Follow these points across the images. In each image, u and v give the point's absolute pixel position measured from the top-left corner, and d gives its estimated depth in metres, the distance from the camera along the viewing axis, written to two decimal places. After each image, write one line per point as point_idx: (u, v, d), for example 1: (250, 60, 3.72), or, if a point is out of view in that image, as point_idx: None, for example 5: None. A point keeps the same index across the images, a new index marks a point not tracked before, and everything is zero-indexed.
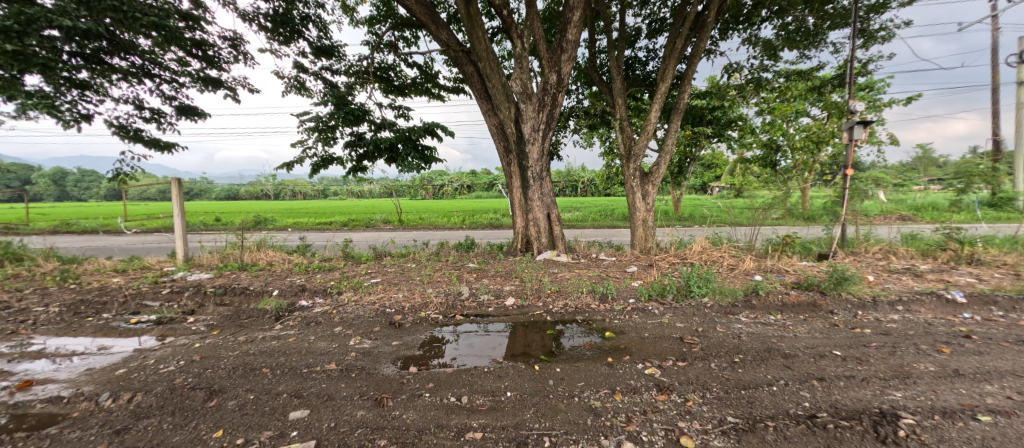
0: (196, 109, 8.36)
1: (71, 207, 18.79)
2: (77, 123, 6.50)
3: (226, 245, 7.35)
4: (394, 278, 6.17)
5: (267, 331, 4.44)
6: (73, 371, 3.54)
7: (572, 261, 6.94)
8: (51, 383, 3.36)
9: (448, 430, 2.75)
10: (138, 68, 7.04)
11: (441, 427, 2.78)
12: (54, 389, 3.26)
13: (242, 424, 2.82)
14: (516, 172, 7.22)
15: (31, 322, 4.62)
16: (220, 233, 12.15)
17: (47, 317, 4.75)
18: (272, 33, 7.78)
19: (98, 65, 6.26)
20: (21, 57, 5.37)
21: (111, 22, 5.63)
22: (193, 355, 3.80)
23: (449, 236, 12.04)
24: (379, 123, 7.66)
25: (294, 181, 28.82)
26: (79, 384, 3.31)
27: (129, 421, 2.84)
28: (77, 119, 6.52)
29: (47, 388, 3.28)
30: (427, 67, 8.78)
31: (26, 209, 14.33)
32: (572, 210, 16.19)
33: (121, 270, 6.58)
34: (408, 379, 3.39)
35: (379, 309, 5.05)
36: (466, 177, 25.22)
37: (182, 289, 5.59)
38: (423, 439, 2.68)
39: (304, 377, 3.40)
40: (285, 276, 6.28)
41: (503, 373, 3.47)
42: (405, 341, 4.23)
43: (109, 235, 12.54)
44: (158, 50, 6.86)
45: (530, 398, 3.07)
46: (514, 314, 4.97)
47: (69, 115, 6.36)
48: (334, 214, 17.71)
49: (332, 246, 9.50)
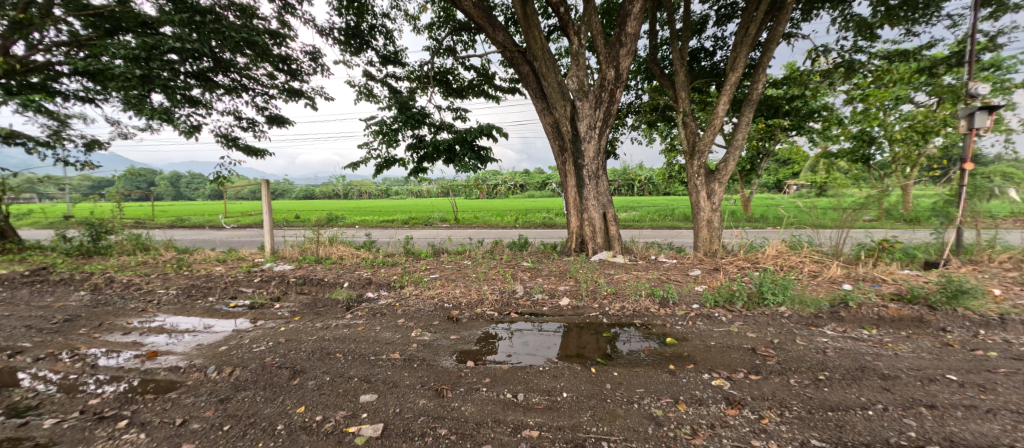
0: (283, 118, 9.10)
1: (183, 205, 21.49)
2: (191, 134, 7.27)
3: (305, 240, 7.94)
4: (451, 274, 6.31)
5: (340, 320, 4.71)
6: (188, 345, 3.98)
7: (630, 263, 6.70)
8: (171, 354, 3.79)
9: (505, 426, 2.74)
10: (237, 83, 7.81)
11: (498, 421, 2.78)
12: (173, 359, 3.68)
13: (320, 402, 3.00)
14: (571, 171, 7.10)
15: (156, 301, 5.28)
16: (299, 230, 13.20)
17: (167, 298, 5.40)
18: (344, 45, 8.29)
19: (207, 83, 7.07)
20: (148, 79, 6.29)
21: (216, 43, 6.51)
22: (280, 337, 4.11)
23: (504, 235, 12.14)
24: (438, 125, 7.88)
25: (360, 182, 30.64)
26: (192, 357, 3.70)
27: (230, 392, 3.13)
28: (191, 130, 7.29)
29: (169, 358, 3.71)
30: (483, 69, 8.91)
31: (152, 207, 16.64)
32: (630, 209, 15.73)
33: (221, 260, 7.32)
34: (466, 373, 3.42)
35: (438, 304, 5.18)
36: (519, 176, 25.23)
37: (271, 279, 6.09)
38: (481, 432, 2.69)
39: (372, 364, 3.55)
40: (353, 269, 6.64)
41: (559, 373, 3.39)
42: (462, 335, 4.29)
43: (212, 229, 14.14)
44: (251, 66, 7.57)
45: (587, 401, 2.97)
46: (569, 314, 4.88)
47: (184, 126, 7.13)
48: (396, 213, 18.59)
49: (395, 243, 9.94)
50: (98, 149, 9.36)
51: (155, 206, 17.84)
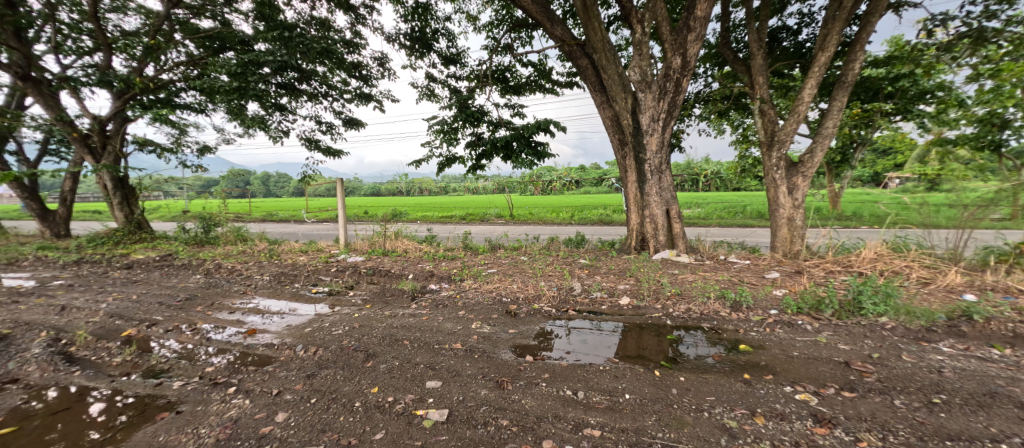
0: (356, 121, 9.68)
1: (271, 202, 23.71)
2: (281, 138, 7.98)
3: (374, 233, 8.40)
4: (509, 269, 6.36)
5: (406, 309, 4.93)
6: (280, 325, 4.38)
7: (696, 263, 6.34)
8: (267, 332, 4.20)
9: (566, 422, 2.73)
10: (318, 90, 8.45)
11: (559, 418, 2.78)
12: (268, 337, 4.07)
13: (391, 384, 3.19)
14: (633, 167, 6.85)
15: (253, 285, 5.89)
16: (369, 224, 14.01)
17: (262, 283, 5.99)
18: (410, 49, 8.68)
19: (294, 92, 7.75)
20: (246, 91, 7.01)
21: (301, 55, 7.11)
22: (354, 322, 4.40)
23: (561, 232, 12.03)
24: (496, 122, 7.96)
25: (421, 179, 31.89)
26: (283, 336, 4.08)
27: (315, 369, 3.41)
28: (281, 135, 8.00)
29: (265, 335, 4.11)
30: (541, 64, 8.86)
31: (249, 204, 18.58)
32: (694, 206, 14.90)
33: (304, 250, 7.97)
34: (526, 366, 3.43)
35: (497, 298, 5.25)
36: (575, 172, 24.94)
37: (345, 268, 6.52)
38: (542, 426, 2.71)
39: (436, 352, 3.70)
40: (417, 262, 6.92)
41: (620, 374, 3.29)
42: (521, 330, 4.31)
43: (296, 223, 15.45)
44: (328, 74, 8.15)
45: (652, 405, 2.86)
46: (629, 314, 4.71)
47: (275, 131, 7.84)
48: (455, 209, 19.13)
49: (454, 238, 10.22)
50: (207, 154, 10.61)
51: (251, 202, 19.91)
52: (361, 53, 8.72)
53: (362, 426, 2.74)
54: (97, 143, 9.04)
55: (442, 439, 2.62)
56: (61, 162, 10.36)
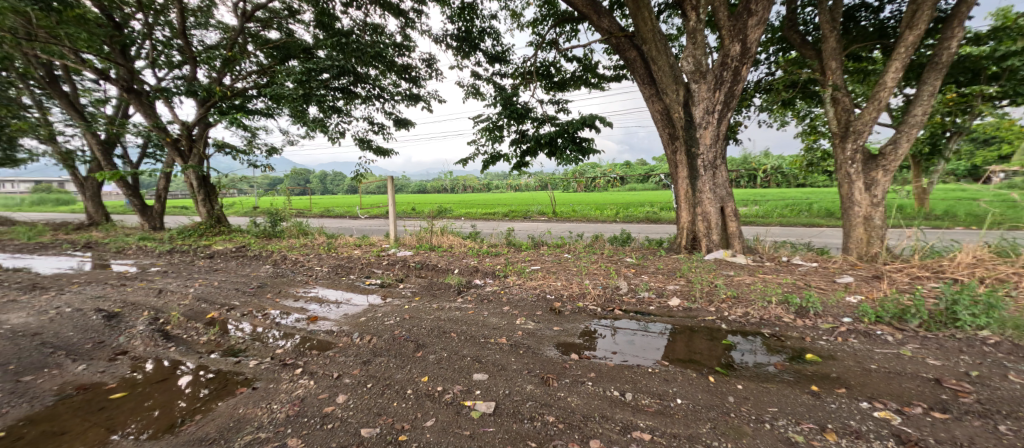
0: (406, 121, 9.96)
1: (328, 199, 25.03)
2: (337, 139, 8.37)
3: (421, 229, 8.60)
4: (552, 266, 6.28)
5: (452, 302, 5.00)
6: (338, 313, 4.63)
7: (753, 264, 5.92)
8: (327, 320, 4.44)
9: (614, 423, 2.68)
10: (371, 93, 8.78)
11: (607, 418, 2.72)
12: (328, 324, 4.31)
13: (440, 374, 3.29)
14: (684, 163, 6.52)
15: (314, 276, 6.22)
16: (417, 220, 14.40)
17: (322, 273, 6.32)
18: (456, 49, 8.79)
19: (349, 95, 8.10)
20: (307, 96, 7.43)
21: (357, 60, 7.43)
22: (404, 314, 4.54)
23: (606, 229, 11.73)
24: (540, 119, 7.88)
25: (466, 177, 32.37)
26: (341, 324, 4.31)
27: (370, 356, 3.59)
28: (337, 136, 8.39)
29: (326, 323, 4.37)
30: (586, 59, 8.66)
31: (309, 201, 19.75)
32: (752, 204, 13.99)
33: (357, 244, 8.31)
34: (570, 365, 3.40)
35: (541, 294, 5.19)
36: (619, 168, 24.30)
37: (395, 262, 6.72)
38: (588, 425, 2.67)
39: (482, 345, 3.77)
40: (462, 258, 7.00)
41: (670, 377, 3.16)
42: (565, 327, 4.24)
43: (349, 219, 16.20)
44: (380, 77, 8.44)
45: (706, 412, 2.72)
46: (679, 316, 4.49)
47: (333, 133, 8.24)
48: (499, 206, 19.23)
49: (498, 235, 10.25)
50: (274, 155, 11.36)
51: (311, 199, 21.15)
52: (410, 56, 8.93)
53: (413, 413, 2.83)
54: (185, 146, 9.92)
55: (490, 431, 2.65)
56: (156, 164, 11.47)
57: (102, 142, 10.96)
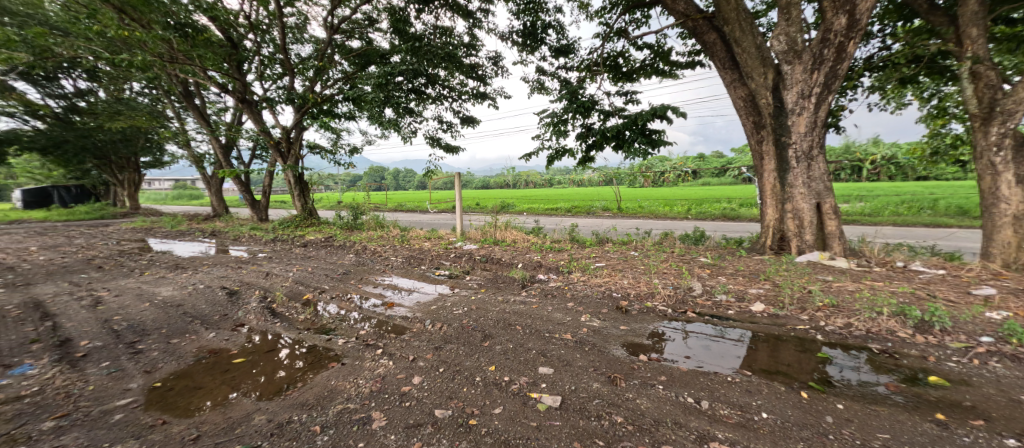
0: (473, 119, 10.03)
1: (398, 194, 26.25)
2: (410, 137, 8.62)
3: (485, 224, 8.62)
4: (618, 264, 5.94)
5: (516, 296, 4.89)
6: (412, 300, 4.82)
7: (859, 270, 5.10)
8: (402, 306, 4.65)
9: (689, 431, 2.52)
10: (442, 93, 8.94)
11: (679, 425, 2.58)
12: (403, 311, 4.51)
13: (507, 365, 3.31)
14: (773, 154, 5.83)
15: (390, 265, 6.46)
16: (482, 215, 14.55)
17: (398, 263, 6.55)
18: (521, 45, 8.65)
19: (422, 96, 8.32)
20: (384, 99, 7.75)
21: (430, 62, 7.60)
22: (471, 304, 4.57)
23: (676, 226, 10.98)
24: (607, 111, 7.49)
25: (528, 172, 32.27)
26: (415, 310, 4.50)
27: (441, 342, 3.71)
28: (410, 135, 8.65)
29: (401, 309, 4.57)
30: (658, 46, 8.11)
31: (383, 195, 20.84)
32: (855, 201, 12.32)
33: (426, 237, 8.53)
34: (639, 365, 3.26)
35: (606, 292, 4.90)
36: (692, 162, 22.86)
37: (462, 255, 6.76)
38: (660, 430, 2.54)
39: (546, 340, 3.72)
40: (524, 252, 6.87)
41: (753, 388, 2.91)
42: (632, 327, 4.00)
43: (418, 213, 16.80)
44: (448, 77, 8.56)
45: (797, 431, 2.48)
46: (763, 323, 4.00)
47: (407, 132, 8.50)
48: (562, 201, 18.88)
49: (561, 230, 9.99)
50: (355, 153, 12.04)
51: (386, 195, 22.33)
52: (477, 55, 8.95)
53: (482, 399, 2.89)
54: (284, 148, 10.82)
55: (556, 424, 2.62)
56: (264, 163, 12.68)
57: (223, 146, 12.35)
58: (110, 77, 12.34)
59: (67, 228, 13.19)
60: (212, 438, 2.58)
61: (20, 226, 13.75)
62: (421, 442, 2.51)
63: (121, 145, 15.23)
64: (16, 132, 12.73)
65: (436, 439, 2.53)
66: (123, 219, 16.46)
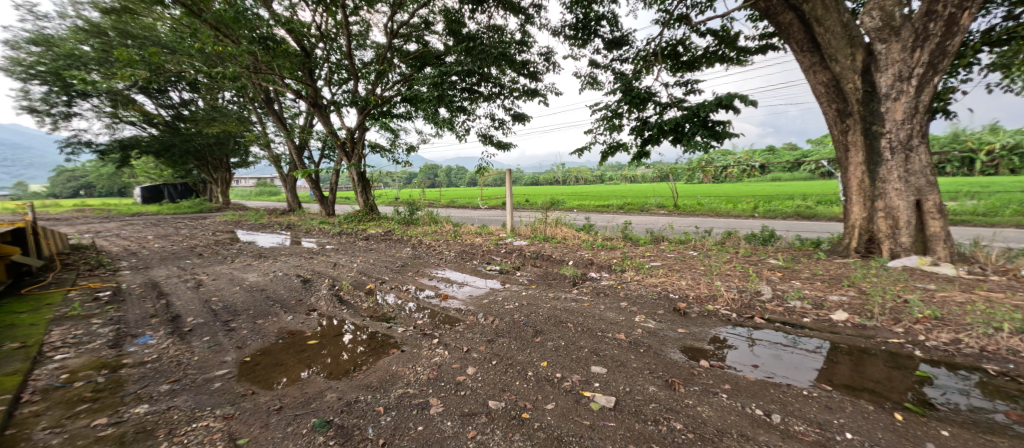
0: (524, 116, 9.90)
1: (451, 191, 26.75)
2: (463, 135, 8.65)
3: (535, 220, 8.45)
4: (675, 264, 5.54)
5: (567, 293, 4.69)
6: (465, 293, 4.77)
7: (972, 279, 4.35)
8: (455, 299, 4.61)
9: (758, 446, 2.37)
10: (494, 92, 8.90)
11: (746, 438, 2.43)
12: (456, 303, 4.46)
13: (560, 362, 3.21)
14: (861, 145, 5.11)
15: (443, 259, 6.50)
16: (533, 211, 14.38)
17: (450, 257, 6.57)
18: (573, 39, 8.34)
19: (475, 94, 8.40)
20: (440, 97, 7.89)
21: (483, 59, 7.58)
22: (522, 300, 4.43)
23: (742, 225, 10.18)
24: (664, 103, 7.03)
25: (578, 168, 31.64)
26: (467, 303, 4.44)
27: (494, 335, 3.65)
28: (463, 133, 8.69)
29: (454, 301, 4.53)
30: (723, 31, 7.50)
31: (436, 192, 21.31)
32: (960, 199, 10.76)
33: (477, 233, 8.52)
34: (700, 371, 3.05)
35: (662, 293, 4.56)
36: (760, 155, 21.23)
37: (512, 251, 6.65)
38: (723, 442, 2.40)
39: (599, 339, 3.54)
40: (575, 249, 6.62)
41: (834, 405, 2.65)
42: (691, 331, 3.70)
43: (469, 209, 16.95)
44: (500, 75, 8.49)
45: None
46: (846, 334, 3.53)
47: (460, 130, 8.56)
48: (614, 198, 18.26)
49: (613, 227, 9.59)
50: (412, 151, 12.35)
51: (439, 191, 22.78)
52: (529, 51, 8.77)
53: (534, 394, 2.85)
54: (349, 148, 11.45)
55: (610, 425, 2.55)
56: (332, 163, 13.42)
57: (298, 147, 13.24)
58: (206, 88, 13.67)
59: (173, 220, 14.89)
60: (291, 411, 2.72)
61: (138, 218, 15.77)
62: (477, 432, 2.52)
63: (216, 148, 17.19)
64: (137, 138, 15.52)
65: (490, 430, 2.54)
66: (216, 213, 18.27)
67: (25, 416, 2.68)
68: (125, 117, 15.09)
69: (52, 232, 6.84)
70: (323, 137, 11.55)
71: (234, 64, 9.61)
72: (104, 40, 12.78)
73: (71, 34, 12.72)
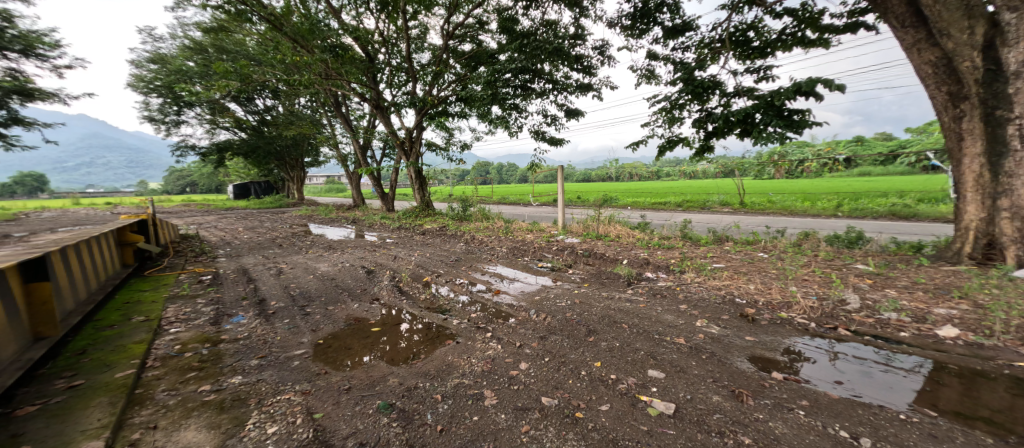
0: (577, 110, 9.58)
1: (503, 188, 26.82)
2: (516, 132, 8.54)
3: (587, 218, 8.12)
4: (742, 267, 5.02)
5: (621, 293, 4.38)
6: (517, 289, 4.62)
7: None
8: (507, 294, 4.48)
9: None
10: (547, 88, 8.68)
11: None
12: (508, 298, 4.32)
13: (615, 363, 2.96)
14: (980, 133, 4.29)
15: (495, 255, 6.40)
16: (585, 209, 13.96)
17: (501, 254, 6.45)
18: (630, 29, 7.86)
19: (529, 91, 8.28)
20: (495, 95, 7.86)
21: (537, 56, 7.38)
22: (574, 298, 4.20)
23: (821, 225, 9.16)
24: (731, 93, 6.43)
25: (633, 164, 30.50)
26: (518, 299, 4.28)
27: (546, 332, 3.46)
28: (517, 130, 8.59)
29: (506, 296, 4.39)
30: (803, 10, 6.71)
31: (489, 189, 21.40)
32: None
33: (527, 230, 8.34)
34: (771, 383, 2.69)
35: (728, 297, 4.12)
36: (844, 148, 19.17)
37: (563, 248, 6.41)
38: None
39: (657, 342, 3.23)
40: (629, 248, 6.24)
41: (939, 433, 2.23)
42: (762, 340, 3.29)
43: (521, 206, 16.82)
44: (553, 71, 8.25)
45: None
46: (958, 355, 2.97)
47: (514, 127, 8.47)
48: (672, 195, 17.32)
49: (671, 226, 9.00)
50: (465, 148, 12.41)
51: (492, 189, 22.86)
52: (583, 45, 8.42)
53: (588, 394, 2.64)
54: (408, 147, 11.76)
55: (670, 433, 2.29)
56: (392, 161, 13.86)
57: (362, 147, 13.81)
58: (285, 94, 14.69)
59: (258, 214, 16.24)
60: (359, 392, 2.71)
61: (230, 212, 17.39)
62: (530, 427, 2.36)
63: (292, 150, 18.52)
64: (230, 141, 17.07)
65: (543, 425, 2.37)
66: (292, 208, 19.69)
67: (147, 379, 2.89)
68: (221, 123, 16.73)
69: (168, 222, 7.61)
70: (385, 137, 11.98)
71: (309, 72, 10.19)
72: (205, 56, 14.30)
73: (180, 52, 14.29)
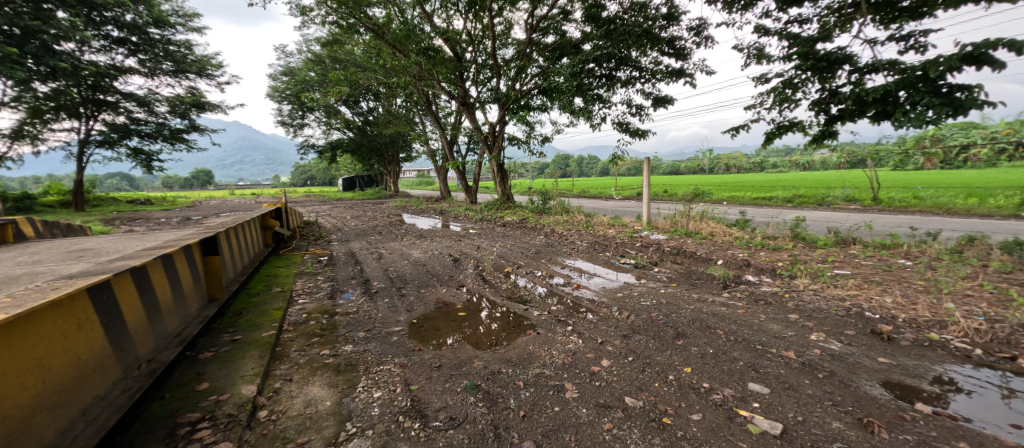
0: (666, 98, 8.78)
1: (585, 181, 26.10)
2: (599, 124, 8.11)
3: (675, 213, 7.38)
4: (874, 275, 4.10)
5: (716, 296, 3.80)
6: (598, 285, 4.26)
7: None
8: (587, 289, 4.14)
9: None
10: (635, 76, 8.06)
11: None
12: (588, 294, 3.99)
13: (708, 371, 2.51)
14: None
15: (575, 249, 6.06)
16: (674, 204, 12.89)
17: (581, 248, 6.10)
18: (733, 3, 6.90)
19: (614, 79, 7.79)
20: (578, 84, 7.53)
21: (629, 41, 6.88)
22: (661, 298, 3.73)
23: (988, 229, 7.31)
24: (864, 67, 5.29)
25: (731, 154, 27.71)
26: (599, 295, 3.93)
27: (630, 331, 3.08)
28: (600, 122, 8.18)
29: (586, 291, 4.06)
30: None
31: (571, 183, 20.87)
32: None
33: (609, 224, 7.84)
34: (913, 417, 2.10)
35: (856, 309, 3.35)
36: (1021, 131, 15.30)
37: (648, 245, 5.85)
38: None
39: (759, 353, 2.69)
40: (726, 248, 5.50)
41: None
42: (901, 363, 2.58)
43: (603, 200, 16.11)
44: (642, 56, 7.61)
45: None
46: None
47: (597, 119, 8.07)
48: (779, 189, 15.31)
49: (779, 225, 7.83)
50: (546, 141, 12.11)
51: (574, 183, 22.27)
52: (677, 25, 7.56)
53: (677, 400, 2.26)
54: (491, 141, 11.84)
55: None
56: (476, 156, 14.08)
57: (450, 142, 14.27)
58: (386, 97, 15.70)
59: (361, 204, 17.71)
60: (448, 370, 2.61)
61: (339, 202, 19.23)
62: (614, 425, 2.09)
63: (389, 147, 19.86)
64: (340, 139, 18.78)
65: (628, 425, 2.09)
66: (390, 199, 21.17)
67: (284, 339, 3.09)
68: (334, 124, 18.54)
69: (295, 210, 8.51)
70: (470, 132, 12.18)
71: (405, 75, 10.67)
72: (322, 67, 15.91)
73: (306, 64, 16.09)
